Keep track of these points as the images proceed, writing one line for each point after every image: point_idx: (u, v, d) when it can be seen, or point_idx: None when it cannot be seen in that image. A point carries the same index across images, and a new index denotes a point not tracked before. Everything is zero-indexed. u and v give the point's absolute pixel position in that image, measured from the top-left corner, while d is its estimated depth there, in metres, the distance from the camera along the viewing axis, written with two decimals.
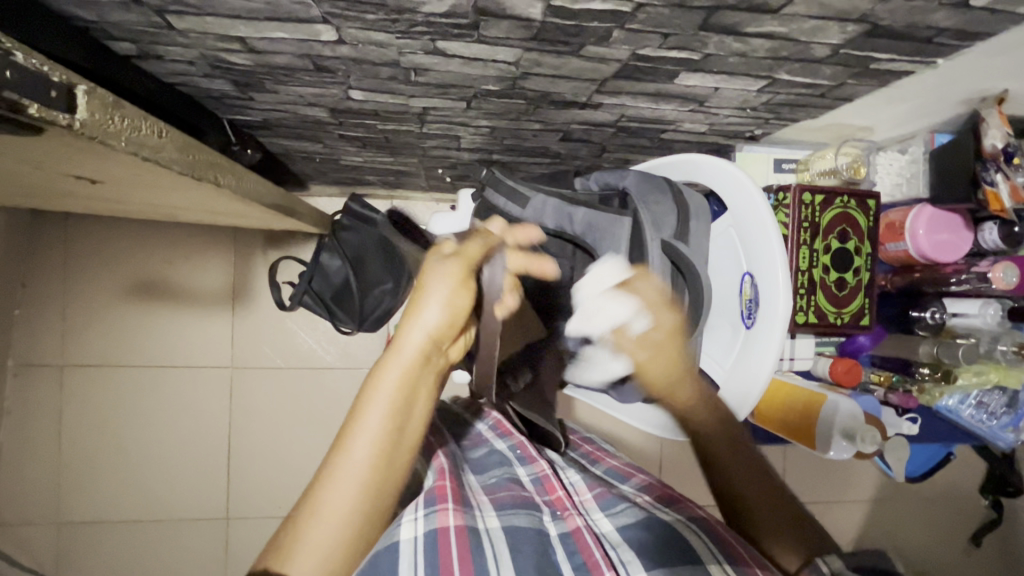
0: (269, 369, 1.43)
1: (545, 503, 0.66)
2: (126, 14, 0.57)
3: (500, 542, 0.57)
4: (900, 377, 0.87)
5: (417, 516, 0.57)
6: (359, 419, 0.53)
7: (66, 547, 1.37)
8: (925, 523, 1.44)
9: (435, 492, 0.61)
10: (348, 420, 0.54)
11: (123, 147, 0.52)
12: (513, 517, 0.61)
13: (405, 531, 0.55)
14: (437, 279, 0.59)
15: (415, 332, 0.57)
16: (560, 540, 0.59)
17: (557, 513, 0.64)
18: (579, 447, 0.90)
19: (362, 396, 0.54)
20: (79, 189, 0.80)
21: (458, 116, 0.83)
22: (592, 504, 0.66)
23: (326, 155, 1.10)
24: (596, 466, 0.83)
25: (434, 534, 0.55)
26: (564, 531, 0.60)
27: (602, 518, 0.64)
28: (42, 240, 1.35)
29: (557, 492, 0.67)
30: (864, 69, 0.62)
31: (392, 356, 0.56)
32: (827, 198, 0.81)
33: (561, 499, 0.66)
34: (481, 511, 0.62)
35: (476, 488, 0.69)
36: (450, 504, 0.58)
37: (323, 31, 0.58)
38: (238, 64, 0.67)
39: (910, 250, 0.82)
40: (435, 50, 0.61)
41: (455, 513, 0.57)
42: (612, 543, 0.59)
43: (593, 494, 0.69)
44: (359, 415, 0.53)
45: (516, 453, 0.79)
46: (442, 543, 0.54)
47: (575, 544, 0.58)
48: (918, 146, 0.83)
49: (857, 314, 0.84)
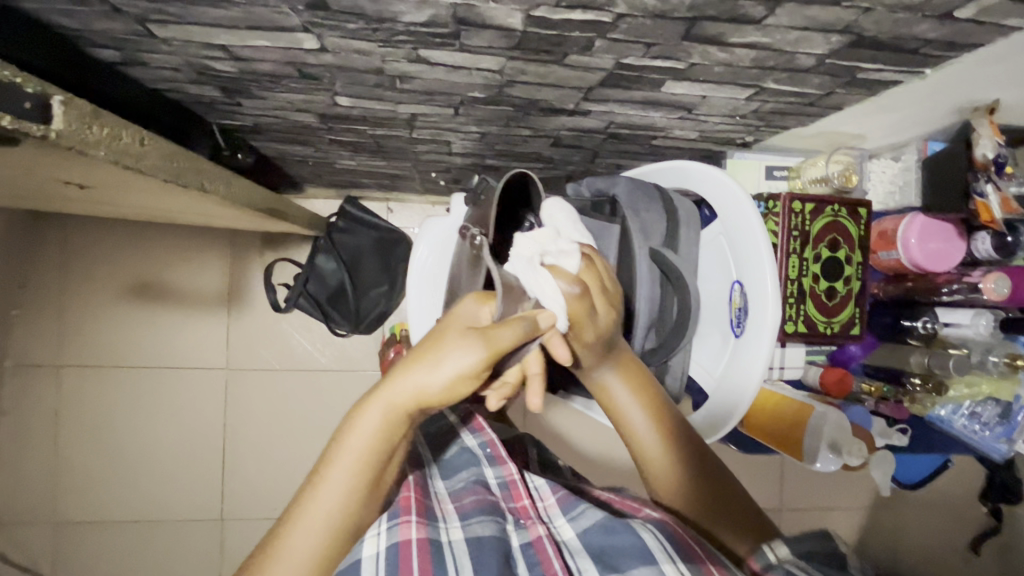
0: (264, 371, 1.43)
1: (509, 510, 0.64)
2: (108, 23, 0.56)
3: (462, 554, 0.56)
4: (892, 388, 0.86)
5: (380, 530, 0.56)
6: (330, 466, 0.52)
7: (62, 546, 1.38)
8: (923, 531, 1.43)
9: (399, 504, 0.60)
10: (324, 461, 0.52)
11: (103, 156, 0.52)
12: (477, 527, 0.59)
13: (365, 547, 0.54)
14: (454, 346, 0.51)
15: (406, 388, 0.52)
16: (521, 550, 0.57)
17: (520, 522, 0.62)
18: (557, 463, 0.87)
19: (340, 445, 0.52)
20: (68, 193, 0.81)
21: (448, 122, 0.82)
22: (555, 510, 0.64)
23: (319, 159, 1.10)
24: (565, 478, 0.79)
25: (395, 548, 0.54)
26: (525, 540, 0.59)
27: (564, 524, 0.61)
28: (39, 241, 1.36)
29: (523, 500, 0.65)
30: (852, 78, 0.62)
31: (376, 410, 0.52)
32: (818, 207, 0.81)
33: (526, 508, 0.64)
34: (445, 523, 0.61)
35: (443, 496, 0.67)
36: (413, 516, 0.58)
37: (306, 39, 0.57)
38: (223, 71, 0.67)
39: (902, 259, 0.82)
40: (418, 58, 0.61)
41: (418, 525, 0.57)
42: (572, 551, 0.57)
43: (557, 497, 0.66)
44: (331, 461, 0.52)
45: (484, 451, 0.74)
46: (404, 556, 0.54)
47: (536, 555, 0.56)
48: (910, 153, 0.80)
49: (848, 323, 0.83)
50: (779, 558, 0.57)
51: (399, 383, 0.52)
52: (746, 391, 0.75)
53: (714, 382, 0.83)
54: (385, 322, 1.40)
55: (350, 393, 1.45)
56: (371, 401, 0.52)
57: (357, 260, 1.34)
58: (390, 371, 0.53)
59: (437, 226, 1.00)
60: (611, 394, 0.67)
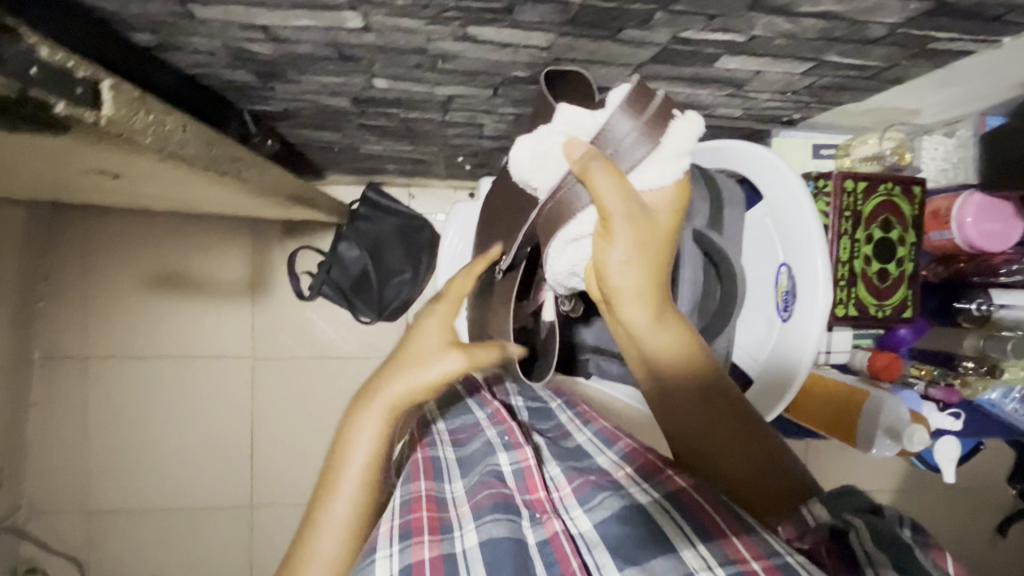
0: (289, 358, 1.43)
1: (524, 503, 0.63)
2: (148, 5, 0.55)
3: (478, 563, 0.54)
4: (942, 371, 0.84)
5: (392, 552, 0.55)
6: (336, 469, 0.61)
7: (95, 534, 1.40)
8: (954, 515, 1.42)
9: (410, 524, 0.59)
10: (331, 468, 0.61)
11: (150, 143, 0.51)
12: (490, 525, 0.57)
13: (379, 570, 0.53)
14: (433, 357, 0.65)
15: (404, 383, 0.63)
16: (539, 549, 0.57)
17: (537, 516, 0.61)
18: (573, 407, 0.90)
19: (344, 444, 0.62)
20: (98, 183, 0.79)
21: (484, 104, 0.80)
22: (571, 501, 0.63)
23: (345, 145, 1.08)
24: (586, 427, 0.80)
25: (407, 569, 0.53)
26: (542, 538, 0.58)
27: (581, 515, 0.60)
28: (65, 233, 1.36)
29: (539, 492, 0.64)
30: (921, 49, 0.59)
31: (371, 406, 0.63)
32: (872, 184, 0.78)
33: (542, 501, 0.63)
34: (460, 531, 0.59)
35: (458, 498, 0.67)
36: (425, 536, 0.57)
37: (350, 18, 0.55)
38: (261, 54, 0.65)
39: (956, 239, 0.78)
40: (464, 36, 0.58)
41: (430, 545, 0.56)
42: (590, 544, 0.56)
43: (572, 487, 0.65)
44: (335, 466, 0.61)
45: (501, 438, 0.73)
46: (418, 573, 0.53)
47: (554, 554, 0.55)
48: (967, 128, 0.77)
49: (900, 306, 0.81)
50: (815, 519, 0.56)
51: (394, 383, 0.64)
52: (799, 369, 0.74)
53: (757, 367, 0.82)
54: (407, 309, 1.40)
55: None
56: (371, 408, 0.62)
57: (379, 248, 1.33)
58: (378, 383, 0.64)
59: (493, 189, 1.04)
60: (643, 331, 0.64)
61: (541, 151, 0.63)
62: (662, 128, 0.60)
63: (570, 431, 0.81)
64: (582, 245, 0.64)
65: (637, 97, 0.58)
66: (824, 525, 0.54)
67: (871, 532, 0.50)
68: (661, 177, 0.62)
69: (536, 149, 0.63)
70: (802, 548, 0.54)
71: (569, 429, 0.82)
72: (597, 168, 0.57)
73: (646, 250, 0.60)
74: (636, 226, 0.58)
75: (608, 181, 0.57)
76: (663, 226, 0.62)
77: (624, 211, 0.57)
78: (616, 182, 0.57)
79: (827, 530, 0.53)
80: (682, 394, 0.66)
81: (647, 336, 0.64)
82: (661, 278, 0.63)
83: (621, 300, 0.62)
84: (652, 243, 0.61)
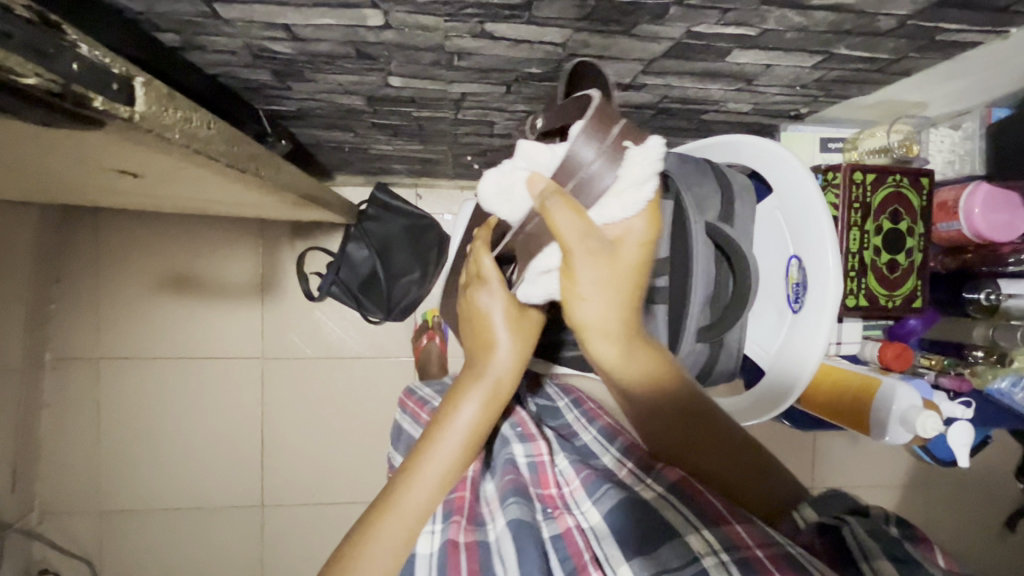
0: (299, 358, 1.44)
1: (537, 496, 0.65)
2: (175, 5, 0.56)
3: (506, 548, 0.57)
4: (953, 361, 0.87)
5: (434, 530, 0.60)
6: (435, 431, 0.59)
7: (108, 535, 1.41)
8: (962, 509, 1.43)
9: (452, 503, 0.64)
10: (430, 430, 0.60)
11: (178, 139, 0.52)
12: (514, 510, 0.59)
13: (422, 546, 0.58)
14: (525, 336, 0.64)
15: (504, 363, 0.63)
16: (552, 543, 0.58)
17: (549, 511, 0.62)
18: (580, 404, 0.88)
19: (450, 406, 0.61)
20: (117, 183, 0.80)
21: (496, 101, 0.81)
22: (580, 493, 0.63)
23: (356, 145, 1.10)
24: (591, 425, 0.80)
25: (445, 549, 0.58)
26: (556, 532, 0.59)
27: (591, 508, 0.60)
28: (77, 235, 1.37)
29: (551, 486, 0.66)
30: (930, 41, 0.60)
31: (476, 380, 0.62)
32: (879, 176, 0.79)
33: (553, 496, 0.64)
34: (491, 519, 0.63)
35: (489, 492, 0.70)
36: (463, 518, 0.61)
37: (371, 16, 0.57)
38: (280, 53, 0.66)
39: (963, 230, 0.79)
40: (482, 32, 0.60)
41: (466, 529, 0.60)
42: (598, 537, 0.56)
43: (581, 479, 0.64)
44: (435, 428, 0.59)
45: (515, 430, 0.75)
46: (453, 556, 0.57)
47: (567, 548, 0.57)
48: (972, 121, 0.79)
49: (910, 295, 0.82)
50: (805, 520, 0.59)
51: (493, 362, 0.62)
52: (812, 360, 0.75)
53: (769, 358, 0.83)
54: (416, 308, 1.41)
55: (383, 380, 1.46)
56: (475, 387, 0.61)
57: (387, 248, 1.34)
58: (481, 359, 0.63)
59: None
60: (611, 358, 0.64)
61: (504, 185, 0.57)
62: (621, 155, 0.56)
63: (578, 429, 0.81)
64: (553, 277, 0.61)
65: (596, 124, 0.54)
66: (821, 524, 0.56)
67: (867, 530, 0.52)
68: (622, 210, 0.57)
69: (498, 182, 0.57)
70: (801, 546, 0.56)
71: (577, 428, 0.82)
72: (556, 206, 0.53)
73: (611, 284, 0.58)
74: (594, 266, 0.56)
75: (563, 217, 0.53)
76: (630, 256, 0.58)
77: (585, 248, 0.54)
78: (577, 216, 0.53)
79: (824, 530, 0.55)
80: (655, 411, 0.68)
81: (619, 364, 0.65)
82: (629, 307, 0.61)
83: (589, 331, 0.62)
84: (616, 275, 0.58)
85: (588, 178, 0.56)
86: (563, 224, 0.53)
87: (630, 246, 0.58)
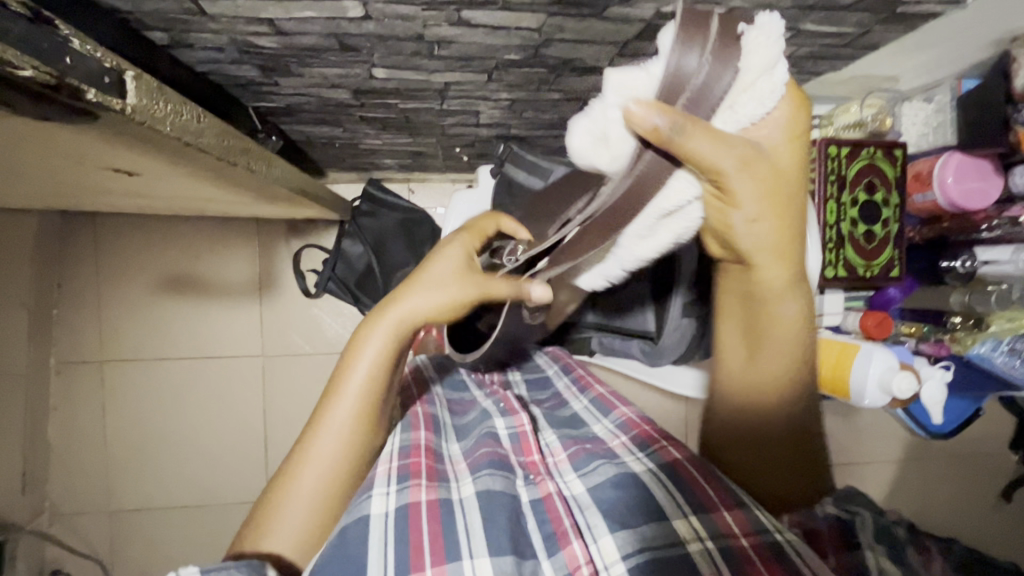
0: (298, 354, 1.47)
1: (519, 465, 0.67)
2: (162, 3, 0.58)
3: (472, 509, 0.58)
4: (932, 328, 0.89)
5: (389, 491, 0.59)
6: (340, 382, 0.65)
7: (118, 534, 1.43)
8: (956, 482, 1.45)
9: (409, 467, 0.63)
10: (335, 382, 0.66)
11: (169, 131, 0.54)
12: (487, 480, 0.61)
13: (374, 506, 0.57)
14: (428, 277, 0.67)
15: (407, 309, 0.66)
16: (531, 506, 0.60)
17: (530, 478, 0.64)
18: (570, 371, 0.91)
19: (351, 357, 0.66)
20: (114, 184, 0.82)
21: (479, 90, 0.84)
22: (566, 466, 0.67)
23: (347, 140, 1.12)
24: (583, 394, 0.83)
25: (403, 509, 0.57)
26: (536, 496, 0.62)
27: (575, 480, 0.63)
28: (75, 240, 1.40)
29: (533, 455, 0.67)
30: (891, 13, 0.62)
31: (375, 324, 0.66)
32: (853, 150, 0.81)
33: (536, 463, 0.66)
34: (456, 481, 0.64)
35: (455, 456, 0.71)
36: (422, 480, 0.61)
37: (351, 8, 0.59)
38: (266, 48, 0.68)
39: (939, 200, 0.81)
40: (459, 20, 0.62)
41: (427, 489, 0.60)
42: (581, 505, 0.58)
43: (567, 454, 0.69)
44: (340, 381, 0.65)
45: (497, 406, 0.77)
46: (413, 514, 0.56)
47: (547, 513, 0.59)
48: (944, 93, 0.80)
49: (887, 266, 0.85)
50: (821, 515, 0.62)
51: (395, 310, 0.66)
52: None
53: None
54: None
55: None
56: (374, 329, 0.65)
57: (382, 242, 1.36)
58: (395, 300, 0.66)
59: (490, 178, 1.08)
60: (768, 294, 0.58)
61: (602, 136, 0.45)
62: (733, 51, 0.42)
63: (568, 398, 0.84)
64: (680, 214, 0.51)
65: (687, 28, 0.41)
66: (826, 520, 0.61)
67: None
68: (762, 105, 0.45)
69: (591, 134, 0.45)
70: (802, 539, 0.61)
71: (567, 397, 0.85)
72: (686, 136, 0.42)
73: (772, 194, 0.49)
74: (754, 177, 0.47)
75: (701, 152, 0.43)
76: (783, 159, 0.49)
77: (736, 159, 0.45)
78: (709, 138, 0.44)
79: None
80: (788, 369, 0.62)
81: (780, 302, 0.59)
82: (792, 229, 0.54)
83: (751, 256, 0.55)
84: (778, 185, 0.50)
85: (703, 93, 0.44)
86: (699, 151, 0.43)
87: (789, 150, 0.49)
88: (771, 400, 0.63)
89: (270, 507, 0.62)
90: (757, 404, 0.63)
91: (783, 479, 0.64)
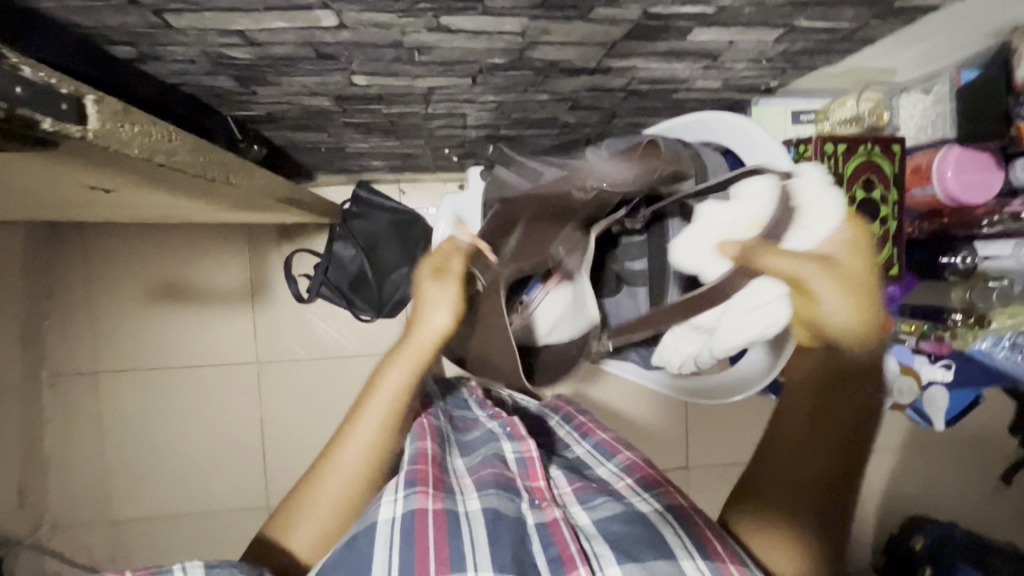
0: (293, 360, 1.45)
1: (525, 488, 0.64)
2: (124, 17, 0.55)
3: (479, 529, 0.57)
4: (932, 325, 0.88)
5: (396, 497, 0.59)
6: (365, 402, 0.70)
7: (119, 544, 1.43)
8: (958, 470, 1.44)
9: (415, 473, 0.62)
10: (360, 403, 0.70)
11: (137, 154, 0.52)
12: (494, 500, 0.61)
13: (382, 512, 0.58)
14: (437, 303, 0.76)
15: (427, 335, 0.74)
16: (536, 530, 0.58)
17: (535, 502, 0.62)
18: (570, 419, 0.87)
19: (376, 380, 0.71)
20: (92, 198, 0.80)
21: (464, 93, 0.81)
22: (572, 497, 0.65)
23: (332, 144, 1.09)
24: (584, 439, 0.80)
25: (409, 515, 0.57)
26: (540, 521, 0.59)
27: (580, 511, 0.62)
28: (61, 252, 1.37)
29: (540, 480, 0.65)
30: (888, 7, 0.60)
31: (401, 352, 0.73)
32: (850, 146, 0.79)
33: (542, 489, 0.64)
34: (462, 494, 0.63)
35: (461, 471, 0.69)
36: (430, 488, 0.60)
37: (323, 17, 0.56)
38: (239, 58, 0.66)
39: (937, 194, 0.79)
40: (439, 26, 0.59)
41: (434, 497, 0.59)
42: (587, 536, 0.59)
43: (573, 488, 0.67)
44: (366, 400, 0.70)
45: (503, 429, 0.73)
46: (420, 522, 0.57)
47: (552, 536, 0.57)
48: (943, 84, 0.77)
49: (886, 263, 0.82)
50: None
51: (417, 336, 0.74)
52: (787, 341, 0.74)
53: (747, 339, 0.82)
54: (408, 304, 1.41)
55: None
56: (398, 357, 0.72)
57: (374, 244, 1.34)
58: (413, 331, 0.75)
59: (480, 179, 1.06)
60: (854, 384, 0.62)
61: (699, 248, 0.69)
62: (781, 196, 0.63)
63: (569, 441, 0.82)
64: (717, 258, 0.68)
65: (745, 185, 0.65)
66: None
67: None
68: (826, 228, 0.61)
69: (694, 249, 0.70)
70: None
71: (567, 440, 0.82)
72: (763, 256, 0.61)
73: (857, 291, 0.59)
74: (833, 279, 0.59)
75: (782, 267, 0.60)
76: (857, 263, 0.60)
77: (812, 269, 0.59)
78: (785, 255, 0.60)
79: None
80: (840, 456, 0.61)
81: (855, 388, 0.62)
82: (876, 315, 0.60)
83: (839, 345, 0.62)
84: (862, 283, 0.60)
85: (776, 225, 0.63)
86: (784, 267, 0.60)
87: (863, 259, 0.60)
88: (823, 462, 0.61)
89: (294, 512, 0.66)
90: (810, 464, 0.61)
91: (794, 543, 0.59)
